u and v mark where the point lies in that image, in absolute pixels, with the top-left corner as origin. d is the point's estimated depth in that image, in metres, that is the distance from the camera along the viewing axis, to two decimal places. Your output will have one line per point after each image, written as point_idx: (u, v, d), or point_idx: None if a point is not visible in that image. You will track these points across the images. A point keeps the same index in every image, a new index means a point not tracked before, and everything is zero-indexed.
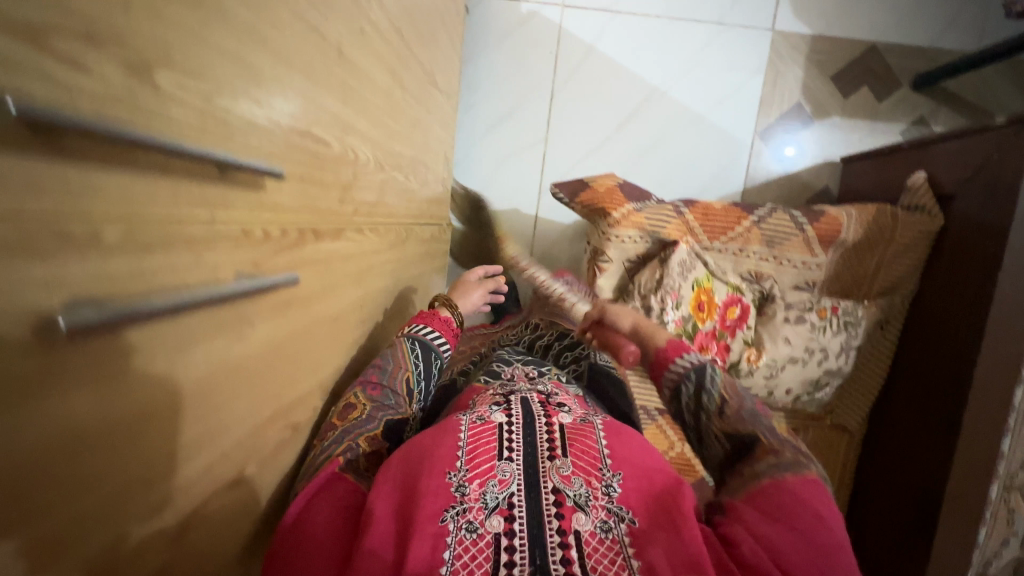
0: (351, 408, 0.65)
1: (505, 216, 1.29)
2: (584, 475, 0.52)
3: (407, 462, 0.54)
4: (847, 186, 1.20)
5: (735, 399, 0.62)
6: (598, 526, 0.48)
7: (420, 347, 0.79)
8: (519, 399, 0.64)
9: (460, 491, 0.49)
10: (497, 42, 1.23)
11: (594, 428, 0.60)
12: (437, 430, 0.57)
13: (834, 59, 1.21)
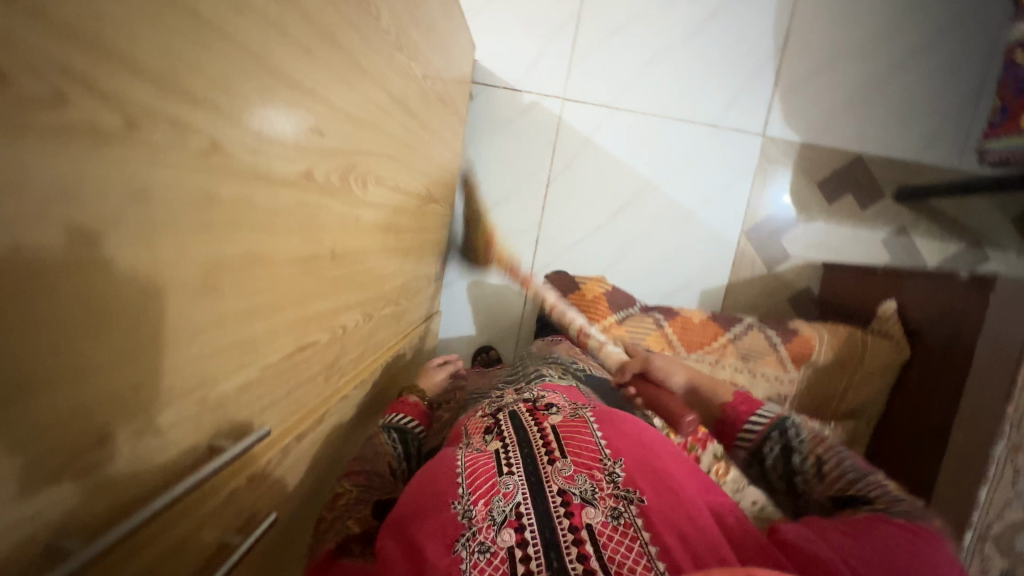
0: (337, 496, 0.63)
1: (496, 292, 1.33)
2: (585, 471, 0.52)
3: (413, 502, 0.53)
4: (827, 290, 1.24)
5: (828, 455, 0.63)
6: (609, 516, 0.48)
7: (398, 432, 0.72)
8: (508, 413, 0.64)
9: (467, 515, 0.48)
10: (499, 128, 1.28)
11: (587, 421, 0.61)
12: (436, 464, 0.57)
13: (821, 167, 1.26)
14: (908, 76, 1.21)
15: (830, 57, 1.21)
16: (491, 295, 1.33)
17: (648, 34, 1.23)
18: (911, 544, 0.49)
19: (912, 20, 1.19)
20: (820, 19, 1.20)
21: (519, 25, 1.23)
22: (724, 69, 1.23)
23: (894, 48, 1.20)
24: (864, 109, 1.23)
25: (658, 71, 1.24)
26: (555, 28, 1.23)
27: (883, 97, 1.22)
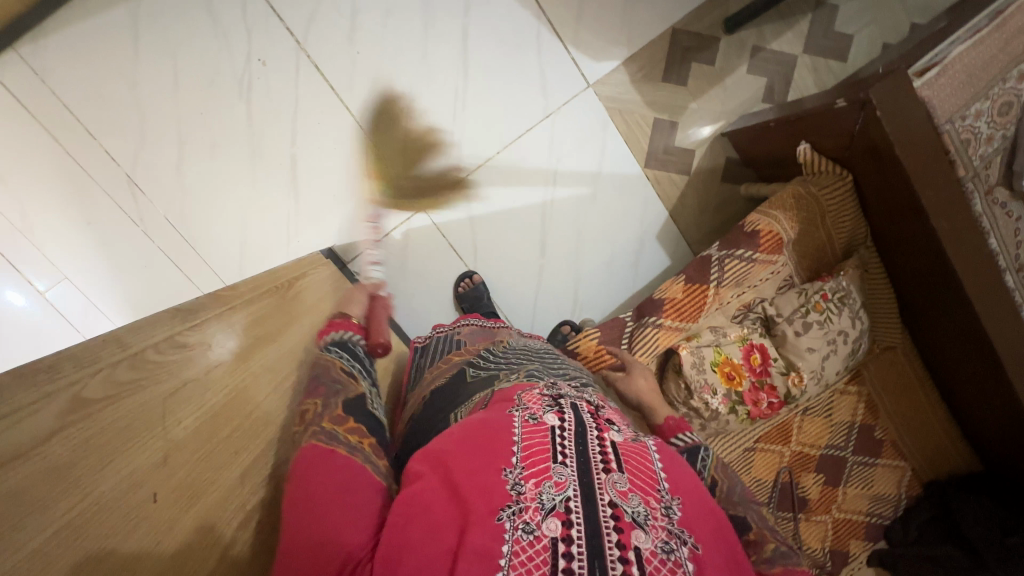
0: (305, 410, 0.62)
1: None
2: (641, 493, 0.50)
3: (460, 450, 0.51)
4: (743, 152, 1.25)
5: (725, 480, 0.67)
6: (660, 546, 0.47)
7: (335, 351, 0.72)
8: (571, 401, 0.59)
9: (517, 488, 0.47)
10: (400, 275, 1.28)
11: (648, 446, 0.57)
12: (494, 421, 0.54)
13: (654, 65, 1.24)
14: None
15: None
16: None
17: (435, 101, 1.20)
18: None
19: None
20: None
21: (337, 190, 1.23)
22: (514, 68, 1.20)
23: None
24: None
25: (469, 120, 1.22)
26: (365, 167, 1.22)
27: None
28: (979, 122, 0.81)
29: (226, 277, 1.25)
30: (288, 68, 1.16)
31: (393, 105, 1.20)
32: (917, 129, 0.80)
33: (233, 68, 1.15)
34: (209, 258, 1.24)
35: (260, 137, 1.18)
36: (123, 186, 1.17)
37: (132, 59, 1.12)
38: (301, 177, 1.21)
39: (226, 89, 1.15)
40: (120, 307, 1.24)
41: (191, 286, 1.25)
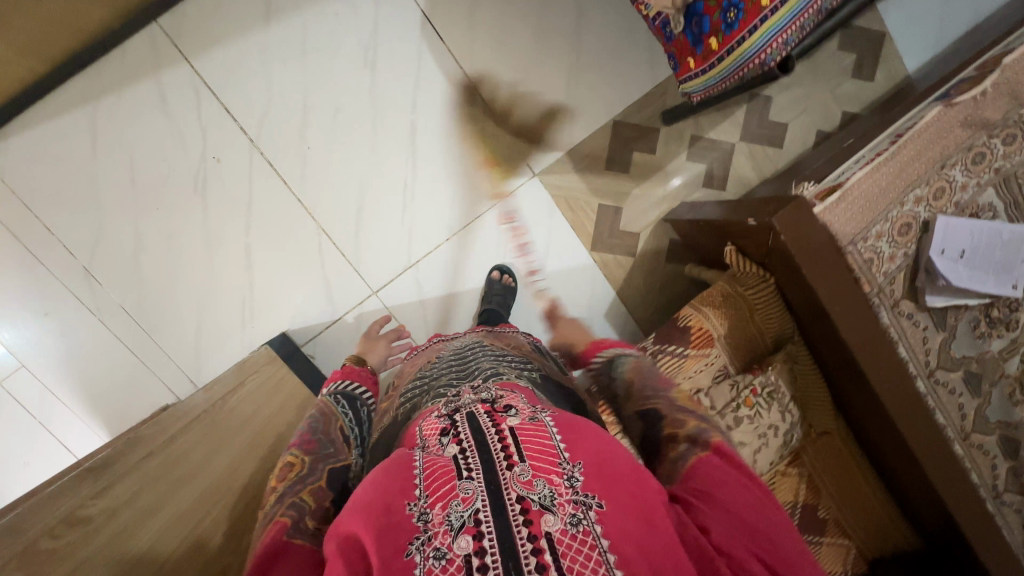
0: (291, 466, 0.65)
1: None
2: (544, 474, 0.47)
3: (373, 492, 0.48)
4: (684, 236, 1.30)
5: (637, 378, 0.72)
6: (568, 522, 0.44)
7: (345, 398, 0.85)
8: (467, 411, 0.56)
9: (423, 518, 0.45)
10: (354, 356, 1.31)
11: (546, 423, 0.54)
12: (390, 466, 0.51)
13: (597, 154, 1.29)
14: (591, 35, 1.24)
15: (523, 80, 1.24)
16: None
17: (385, 191, 1.25)
18: (713, 477, 0.53)
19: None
20: (490, 64, 1.22)
21: (292, 276, 1.26)
22: (461, 158, 1.25)
23: (561, 30, 1.23)
24: (584, 87, 1.26)
25: (417, 208, 1.26)
26: (317, 254, 1.26)
27: (587, 68, 1.25)
28: (880, 242, 0.86)
29: (181, 361, 1.28)
30: (242, 163, 1.20)
31: (345, 195, 1.24)
32: (823, 249, 0.84)
33: (188, 164, 1.19)
34: (164, 342, 1.26)
35: (215, 228, 1.22)
36: (81, 278, 1.21)
37: (89, 160, 1.16)
38: (254, 264, 1.25)
39: (182, 184, 1.20)
40: (76, 393, 1.27)
41: (145, 370, 1.28)
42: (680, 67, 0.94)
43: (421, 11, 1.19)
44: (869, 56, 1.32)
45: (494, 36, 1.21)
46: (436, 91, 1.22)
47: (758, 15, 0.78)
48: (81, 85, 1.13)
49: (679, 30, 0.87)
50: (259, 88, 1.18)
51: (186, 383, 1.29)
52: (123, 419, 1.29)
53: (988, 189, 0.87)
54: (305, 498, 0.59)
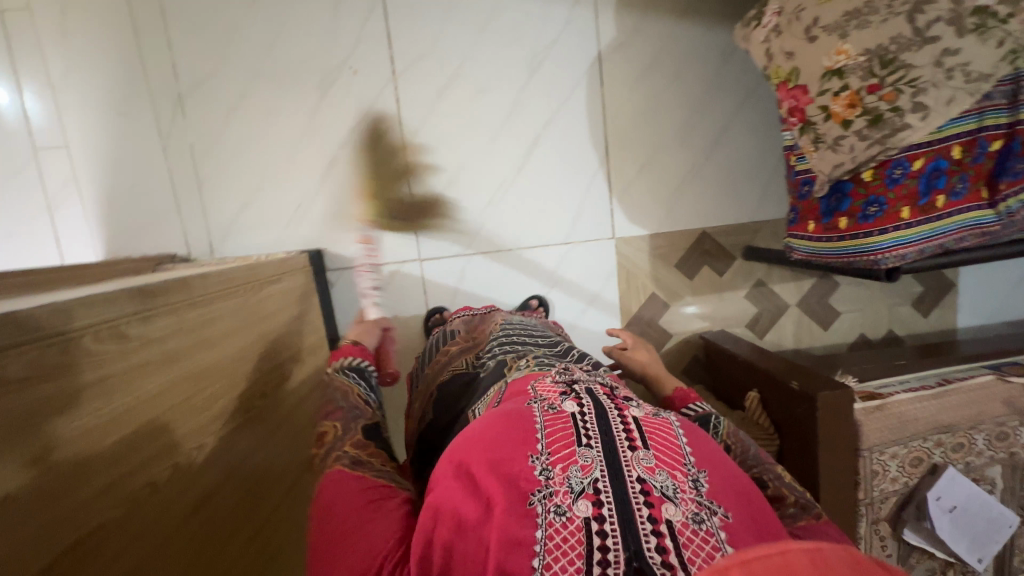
0: (324, 433, 0.72)
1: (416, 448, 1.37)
2: (667, 468, 0.53)
3: (495, 429, 0.56)
4: (708, 360, 1.34)
5: (738, 446, 0.71)
6: (689, 517, 0.49)
7: (353, 370, 0.90)
8: (584, 386, 0.65)
9: (545, 475, 0.51)
10: (368, 304, 1.30)
11: (671, 423, 0.60)
12: (515, 414, 0.59)
13: (674, 250, 1.34)
14: (722, 151, 1.31)
15: (647, 155, 1.30)
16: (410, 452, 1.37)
17: (479, 181, 1.28)
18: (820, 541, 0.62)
19: (708, 104, 1.29)
20: (627, 127, 1.28)
21: (356, 204, 1.26)
22: (563, 186, 1.29)
23: (701, 133, 1.30)
24: (694, 189, 1.32)
25: (500, 209, 1.29)
26: (390, 199, 1.27)
27: (705, 175, 1.32)
28: (891, 461, 0.91)
29: (212, 223, 1.25)
30: (373, 87, 1.22)
31: (444, 162, 1.26)
32: (843, 441, 0.88)
33: (327, 62, 1.21)
34: (208, 198, 1.24)
35: (315, 126, 1.23)
36: (169, 100, 1.20)
37: (242, 7, 1.18)
38: (329, 177, 1.25)
39: (309, 74, 1.21)
40: (96, 196, 1.22)
41: (174, 212, 1.24)
42: (797, 222, 1.01)
43: (599, 50, 1.25)
44: (932, 295, 1.42)
45: (645, 105, 1.28)
46: (570, 121, 1.27)
47: (893, 222, 0.85)
48: None
49: (818, 195, 0.93)
50: (427, 34, 1.21)
51: (204, 243, 1.26)
52: (124, 243, 1.25)
53: (996, 465, 0.93)
54: (350, 450, 0.68)
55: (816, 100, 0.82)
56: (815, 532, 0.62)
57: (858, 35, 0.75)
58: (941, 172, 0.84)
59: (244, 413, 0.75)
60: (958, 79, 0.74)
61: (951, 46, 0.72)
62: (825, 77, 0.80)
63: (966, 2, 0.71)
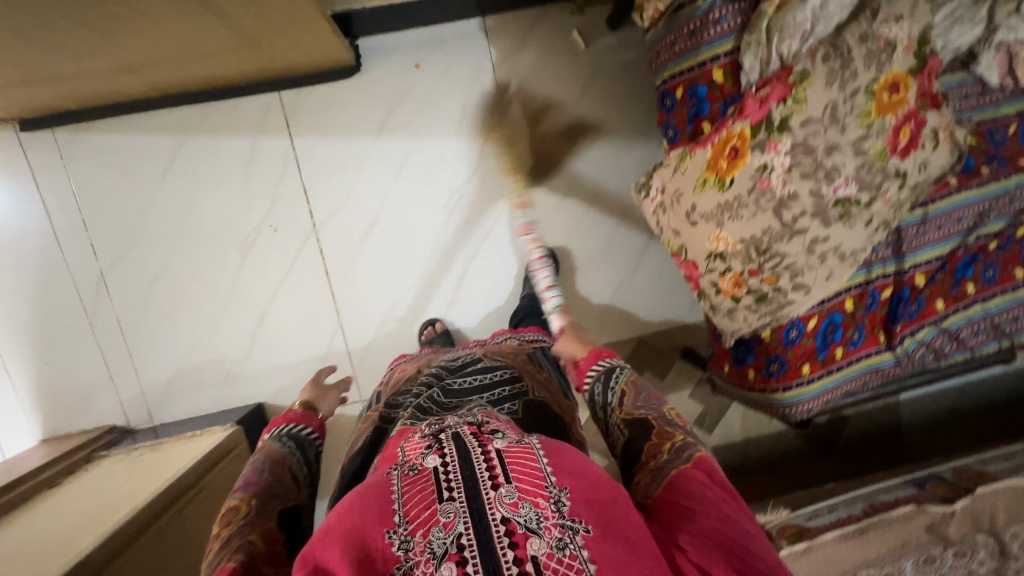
0: (232, 513, 0.57)
1: None
2: (530, 497, 0.47)
3: (349, 506, 0.47)
4: None
5: (632, 392, 0.70)
6: (556, 546, 0.44)
7: (291, 439, 0.71)
8: (452, 433, 0.54)
9: (403, 548, 0.44)
10: None
11: (534, 446, 0.52)
12: (365, 484, 0.49)
13: None
14: (651, 261, 1.33)
15: (576, 271, 1.31)
16: None
17: (413, 318, 1.28)
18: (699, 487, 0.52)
19: (630, 217, 1.31)
20: (554, 248, 1.30)
21: (291, 355, 1.27)
22: (495, 313, 1.31)
23: (627, 245, 1.32)
24: (626, 299, 1.34)
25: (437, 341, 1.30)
26: (325, 346, 1.27)
27: (636, 284, 1.34)
28: None
29: (148, 391, 1.25)
30: (296, 241, 1.23)
31: (377, 303, 1.27)
32: None
33: (247, 223, 1.21)
34: (142, 369, 1.24)
35: (242, 285, 1.23)
36: (92, 279, 1.20)
37: (155, 182, 1.18)
38: (262, 332, 1.25)
39: (230, 237, 1.21)
40: (27, 379, 1.22)
41: (109, 385, 1.24)
42: (715, 361, 1.01)
43: (516, 180, 1.27)
44: None
45: (569, 225, 1.30)
46: (496, 250, 1.28)
47: (796, 378, 0.87)
48: (184, 118, 1.17)
49: (726, 345, 0.94)
50: (344, 185, 1.22)
51: (143, 412, 1.26)
52: (61, 421, 1.24)
53: None
54: (256, 540, 0.54)
55: (706, 276, 0.83)
56: (684, 480, 0.53)
57: (733, 225, 0.77)
58: (836, 325, 0.87)
59: None
60: (831, 260, 0.77)
61: (819, 235, 0.75)
62: (710, 258, 0.81)
63: (827, 195, 0.73)
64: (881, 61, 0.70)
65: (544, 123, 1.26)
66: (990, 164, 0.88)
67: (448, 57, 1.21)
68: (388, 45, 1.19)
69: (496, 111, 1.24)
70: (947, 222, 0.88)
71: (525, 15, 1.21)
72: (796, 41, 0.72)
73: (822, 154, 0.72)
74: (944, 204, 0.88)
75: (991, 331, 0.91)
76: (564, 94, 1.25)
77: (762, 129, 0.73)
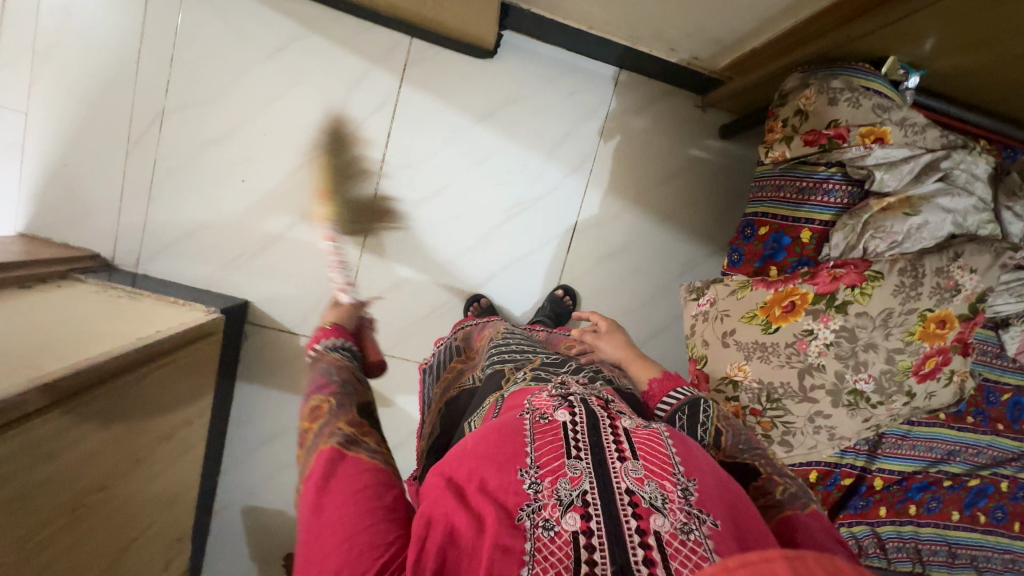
0: (315, 411, 0.58)
1: (267, 519, 1.34)
2: (657, 478, 0.46)
3: (487, 441, 0.49)
4: None
5: (729, 430, 0.64)
6: (679, 528, 0.43)
7: (346, 352, 0.77)
8: (581, 398, 0.55)
9: (533, 488, 0.45)
10: (276, 368, 1.29)
11: (660, 433, 0.52)
12: (500, 425, 0.51)
13: None
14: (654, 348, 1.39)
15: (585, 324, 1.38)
16: (263, 522, 1.35)
17: (424, 295, 1.30)
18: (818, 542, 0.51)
19: (656, 303, 1.37)
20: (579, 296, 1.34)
21: (299, 272, 1.26)
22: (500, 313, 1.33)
23: (642, 326, 1.38)
24: None
25: (435, 325, 1.31)
26: (333, 280, 1.27)
27: None
28: None
29: (147, 238, 1.22)
30: (357, 174, 1.24)
31: (400, 266, 1.28)
32: None
33: (321, 135, 1.21)
34: (154, 215, 1.22)
35: (287, 187, 1.23)
36: (150, 113, 1.18)
37: (258, 55, 1.18)
38: (282, 238, 1.24)
39: (301, 141, 1.21)
40: (39, 171, 1.18)
41: (114, 215, 1.21)
42: None
43: (576, 221, 1.31)
44: None
45: (601, 282, 1.34)
46: (526, 273, 1.32)
47: None
48: (313, 13, 1.17)
49: None
50: (426, 146, 1.24)
51: (132, 255, 1.23)
52: (48, 224, 1.20)
53: None
54: (344, 428, 0.55)
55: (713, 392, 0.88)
56: (806, 527, 0.52)
57: (759, 364, 0.84)
58: None
59: (71, 512, 0.74)
60: (822, 436, 0.84)
61: (824, 411, 0.82)
62: (724, 380, 0.87)
63: (848, 381, 0.80)
64: (944, 297, 0.78)
65: (626, 186, 1.31)
66: (975, 416, 0.98)
67: (573, 86, 1.25)
68: (528, 47, 1.22)
69: (589, 154, 1.28)
70: (922, 446, 0.97)
71: (656, 87, 1.27)
72: (884, 244, 0.80)
73: (857, 345, 0.79)
74: (925, 430, 0.97)
75: (912, 554, 0.97)
76: (654, 169, 1.31)
77: (823, 300, 0.81)
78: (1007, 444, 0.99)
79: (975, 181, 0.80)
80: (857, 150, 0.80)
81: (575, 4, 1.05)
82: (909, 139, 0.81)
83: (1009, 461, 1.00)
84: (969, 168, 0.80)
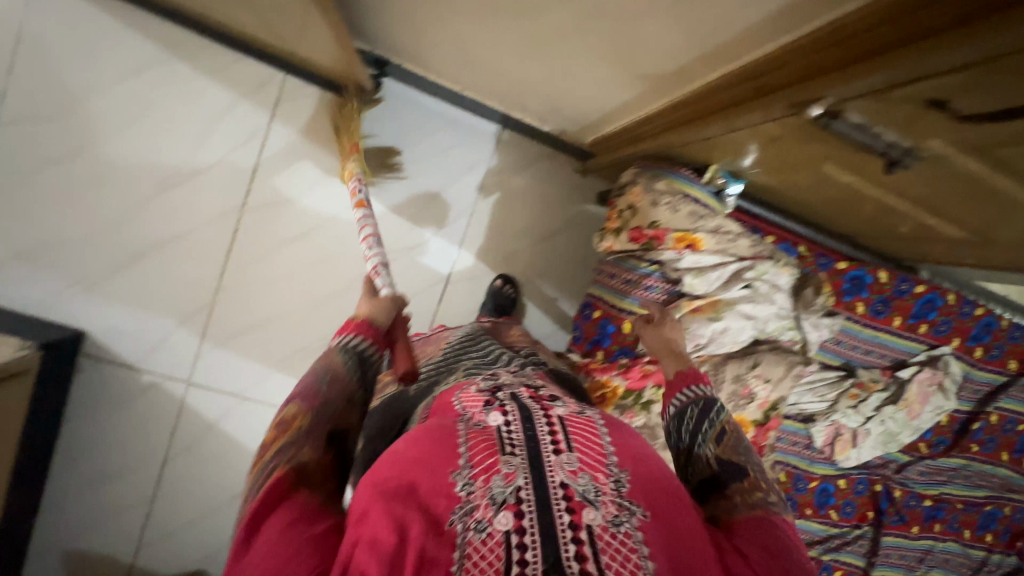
0: (286, 424, 0.56)
1: (89, 565, 1.24)
2: (589, 471, 0.52)
3: (421, 446, 0.52)
4: None
5: (734, 432, 0.63)
6: (608, 521, 0.49)
7: (356, 358, 0.63)
8: (508, 393, 0.61)
9: (466, 489, 0.49)
10: (112, 405, 1.20)
11: (594, 423, 0.59)
12: (437, 428, 0.56)
13: None
14: None
15: None
16: (84, 569, 1.24)
17: (285, 338, 1.25)
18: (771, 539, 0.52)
19: None
20: None
21: (146, 304, 1.19)
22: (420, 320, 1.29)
23: None
24: None
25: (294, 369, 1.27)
26: (184, 314, 1.20)
27: None
28: None
29: None
30: (219, 207, 1.18)
31: (260, 306, 1.23)
32: None
33: (180, 163, 1.15)
34: None
35: (138, 214, 1.15)
36: None
37: (115, 73, 1.11)
38: (129, 268, 1.17)
39: (157, 167, 1.15)
40: None
41: None
42: None
43: (450, 274, 1.30)
44: None
45: None
46: None
47: None
48: (178, 37, 1.12)
49: None
50: (296, 187, 1.21)
51: None
52: None
53: None
54: (307, 456, 0.54)
55: None
56: (761, 527, 0.54)
57: None
58: None
59: None
60: None
61: None
62: None
63: None
64: (736, 402, 0.83)
65: (503, 242, 1.32)
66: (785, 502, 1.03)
67: (455, 140, 1.25)
68: (409, 97, 1.21)
69: (467, 209, 1.28)
70: None
71: (537, 150, 1.30)
72: (689, 345, 0.84)
73: (662, 439, 0.88)
74: None
75: None
76: (533, 228, 1.33)
77: (631, 396, 0.84)
78: (812, 526, 1.06)
79: (776, 292, 0.84)
80: (672, 253, 0.84)
81: (445, 67, 1.06)
82: (721, 246, 0.84)
83: (815, 543, 1.06)
84: (772, 279, 0.85)
